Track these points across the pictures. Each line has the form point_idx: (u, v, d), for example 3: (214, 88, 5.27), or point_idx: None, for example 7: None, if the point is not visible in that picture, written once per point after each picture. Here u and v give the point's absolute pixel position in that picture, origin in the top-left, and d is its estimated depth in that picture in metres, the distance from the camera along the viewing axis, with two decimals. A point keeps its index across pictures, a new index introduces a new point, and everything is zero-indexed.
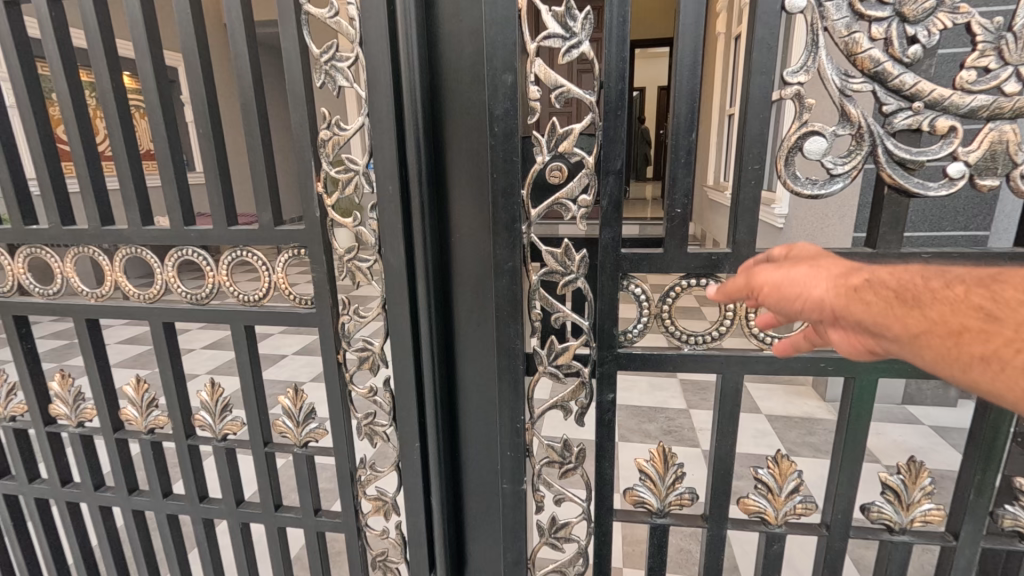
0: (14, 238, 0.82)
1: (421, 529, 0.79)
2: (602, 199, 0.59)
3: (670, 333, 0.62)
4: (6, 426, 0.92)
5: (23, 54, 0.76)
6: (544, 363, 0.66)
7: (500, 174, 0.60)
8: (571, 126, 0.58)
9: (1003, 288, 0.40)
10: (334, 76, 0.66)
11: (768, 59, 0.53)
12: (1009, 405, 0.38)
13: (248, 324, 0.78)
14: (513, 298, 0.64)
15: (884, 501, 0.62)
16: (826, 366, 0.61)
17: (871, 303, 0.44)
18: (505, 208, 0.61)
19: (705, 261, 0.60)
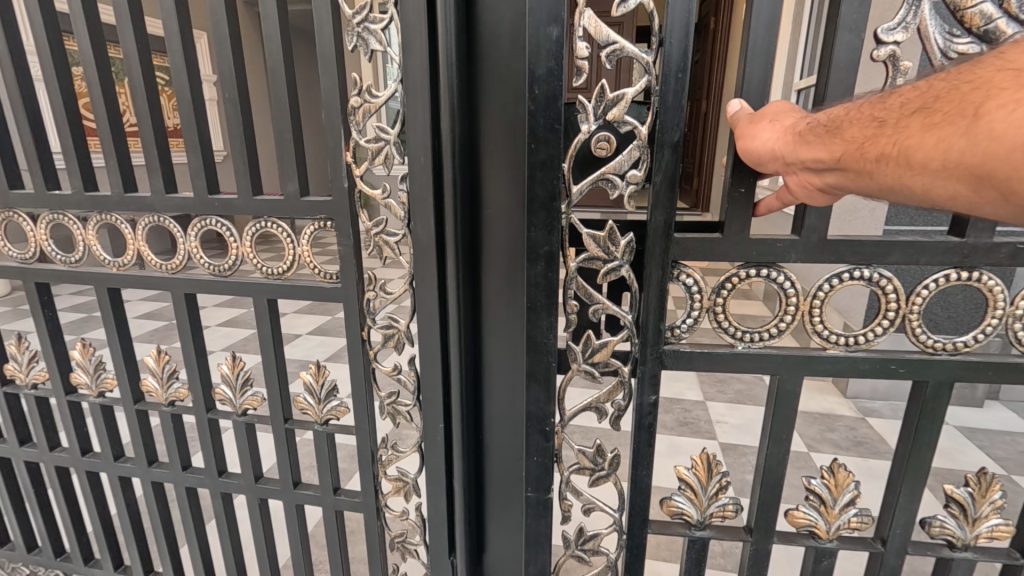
0: (36, 204, 0.80)
1: (442, 512, 0.78)
2: (655, 174, 0.57)
3: (722, 327, 0.61)
4: (28, 394, 0.91)
5: (48, 17, 0.74)
6: (579, 361, 0.64)
7: (541, 145, 0.57)
8: (623, 91, 0.55)
9: (890, 101, 0.46)
10: (367, 39, 0.64)
11: (858, 15, 0.52)
12: (897, 196, 0.45)
13: (272, 297, 0.76)
14: (551, 286, 0.62)
15: (949, 515, 0.65)
16: (899, 368, 0.59)
17: (811, 142, 0.49)
18: (544, 188, 0.59)
19: (767, 248, 0.58)
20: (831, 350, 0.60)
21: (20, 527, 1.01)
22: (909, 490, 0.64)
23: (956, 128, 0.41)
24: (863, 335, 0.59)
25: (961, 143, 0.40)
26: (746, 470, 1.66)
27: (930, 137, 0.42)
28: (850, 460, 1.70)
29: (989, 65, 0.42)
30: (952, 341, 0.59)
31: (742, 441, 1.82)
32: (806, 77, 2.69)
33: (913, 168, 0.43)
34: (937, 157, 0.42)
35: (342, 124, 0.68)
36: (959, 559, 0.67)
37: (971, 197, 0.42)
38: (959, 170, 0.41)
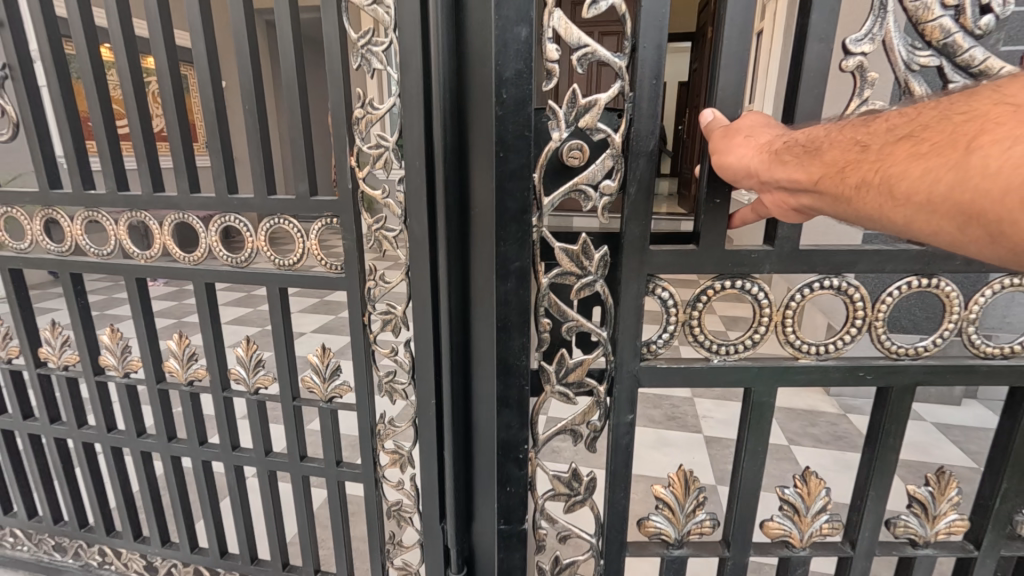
0: (72, 202, 0.89)
1: (434, 482, 0.87)
2: (630, 185, 0.66)
3: (700, 340, 0.71)
4: (60, 375, 1.00)
5: (91, 38, 0.83)
6: (553, 383, 0.74)
7: (513, 153, 0.66)
8: (595, 97, 0.63)
9: (875, 127, 0.52)
10: (370, 59, 0.73)
11: (828, 28, 0.61)
12: (874, 221, 0.51)
13: (283, 285, 0.85)
14: (524, 303, 0.71)
15: (913, 514, 0.78)
16: (867, 375, 0.71)
17: (787, 162, 0.55)
18: (513, 199, 0.67)
19: (743, 259, 0.68)
20: (803, 359, 0.71)
21: (48, 500, 1.11)
22: (875, 492, 0.77)
23: (949, 161, 0.46)
24: (834, 344, 0.70)
25: (950, 177, 0.45)
26: (729, 460, 1.74)
27: (918, 168, 0.47)
28: (829, 453, 1.78)
29: (978, 100, 0.47)
30: (914, 347, 0.70)
31: (726, 434, 1.90)
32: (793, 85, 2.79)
33: (894, 198, 0.48)
34: (923, 190, 0.47)
35: (348, 132, 0.77)
36: (923, 556, 0.81)
37: (952, 232, 0.47)
38: (944, 205, 0.46)
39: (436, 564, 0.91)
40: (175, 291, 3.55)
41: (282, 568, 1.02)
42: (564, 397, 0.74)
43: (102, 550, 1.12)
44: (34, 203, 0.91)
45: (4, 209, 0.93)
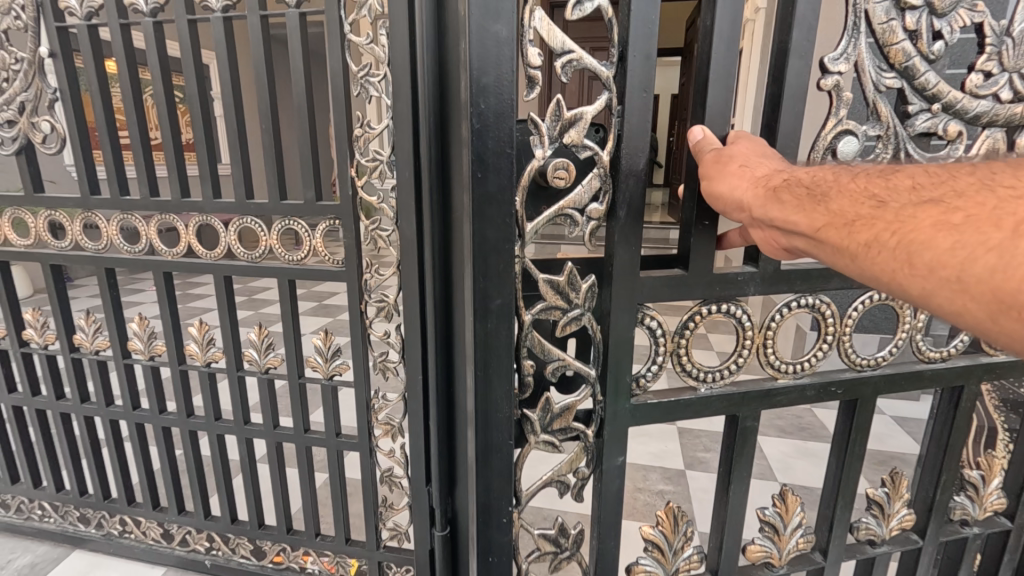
0: (110, 207, 1.02)
1: (421, 449, 1.01)
2: (617, 208, 0.61)
3: (687, 368, 0.68)
4: (92, 358, 1.13)
5: (130, 62, 0.96)
6: (537, 433, 0.67)
7: (490, 173, 0.58)
8: (581, 110, 0.57)
9: (894, 180, 0.47)
10: (367, 87, 0.88)
11: (806, 42, 0.59)
12: (884, 286, 0.46)
13: (292, 278, 0.99)
14: (505, 345, 0.63)
15: (871, 517, 0.82)
16: (837, 390, 0.72)
17: (784, 201, 0.51)
18: (494, 226, 0.59)
19: (730, 281, 0.65)
20: (782, 379, 0.71)
21: (75, 473, 1.23)
22: (845, 503, 0.79)
23: (990, 239, 0.40)
24: (809, 360, 0.70)
25: (989, 259, 0.40)
26: (700, 449, 1.86)
27: (947, 240, 0.42)
28: (791, 442, 1.92)
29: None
30: (875, 357, 0.72)
31: (700, 427, 2.02)
32: None
33: (912, 267, 0.43)
34: (952, 267, 0.41)
35: (349, 147, 0.92)
36: (881, 554, 0.84)
37: (983, 317, 0.41)
38: (976, 288, 0.40)
39: (423, 523, 1.04)
40: (185, 288, 3.73)
41: (286, 532, 1.15)
42: (548, 446, 0.67)
43: (123, 519, 1.24)
44: (75, 207, 1.04)
45: (48, 212, 1.06)
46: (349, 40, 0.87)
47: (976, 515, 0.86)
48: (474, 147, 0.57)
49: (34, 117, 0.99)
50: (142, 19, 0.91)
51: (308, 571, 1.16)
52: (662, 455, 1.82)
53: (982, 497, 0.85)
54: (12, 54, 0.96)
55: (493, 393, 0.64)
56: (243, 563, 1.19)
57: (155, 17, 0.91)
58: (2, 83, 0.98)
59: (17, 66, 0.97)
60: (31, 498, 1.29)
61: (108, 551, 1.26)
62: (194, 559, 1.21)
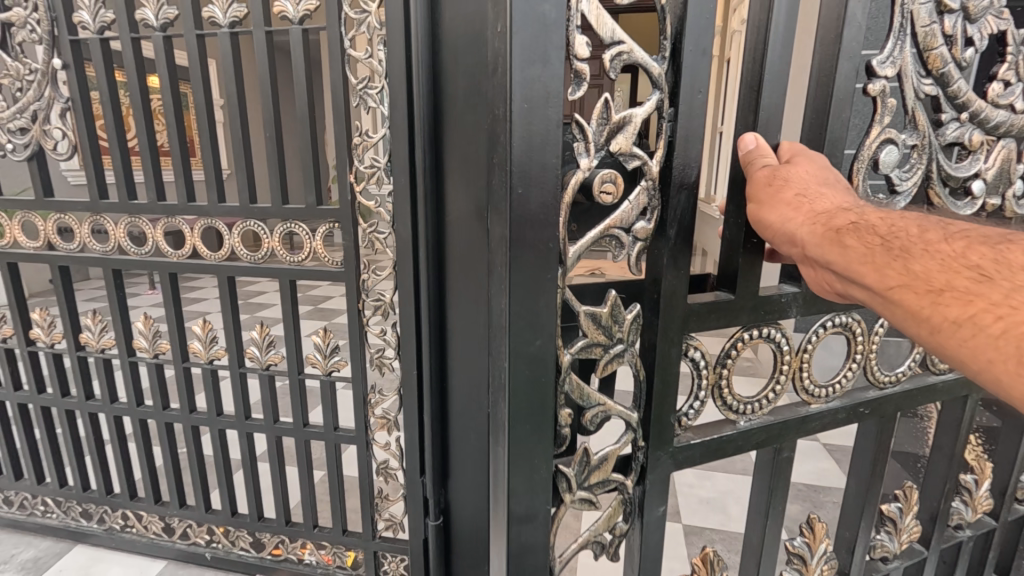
0: (119, 210, 1.07)
1: (416, 441, 1.06)
2: (669, 226, 0.52)
3: (728, 401, 0.61)
4: (98, 356, 1.17)
5: (140, 74, 1.01)
6: (573, 491, 0.55)
7: (532, 189, 0.46)
8: (631, 112, 0.47)
9: (1004, 253, 0.44)
10: (366, 99, 0.93)
11: (856, 41, 0.53)
12: (971, 369, 0.43)
13: (293, 279, 1.04)
14: (545, 393, 0.51)
15: (885, 533, 0.80)
16: (865, 410, 0.68)
17: (852, 247, 0.48)
18: (534, 253, 0.47)
19: (774, 305, 0.60)
20: (814, 405, 0.65)
21: (79, 470, 1.26)
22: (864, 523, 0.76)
23: None
24: (839, 382, 0.65)
25: None
26: None
27: None
28: None
29: None
30: (896, 372, 0.68)
31: None
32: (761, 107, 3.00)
33: (1017, 362, 0.40)
34: None
35: (348, 155, 0.98)
36: (893, 570, 0.81)
37: None
38: None
39: (417, 512, 1.09)
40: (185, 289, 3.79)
41: (285, 524, 1.19)
42: (586, 504, 0.56)
43: (125, 514, 1.28)
44: (84, 211, 1.08)
45: (57, 216, 1.10)
46: (348, 55, 0.92)
47: (970, 519, 0.85)
48: (516, 154, 0.45)
49: (46, 124, 1.04)
50: (152, 32, 0.96)
51: (306, 562, 1.20)
52: None
53: (975, 502, 0.85)
54: (26, 65, 1.01)
55: (530, 453, 0.52)
56: (243, 555, 1.23)
57: (163, 31, 0.96)
58: (16, 92, 1.03)
59: (30, 77, 1.02)
60: (34, 495, 1.32)
61: (111, 545, 1.30)
62: (195, 552, 1.25)
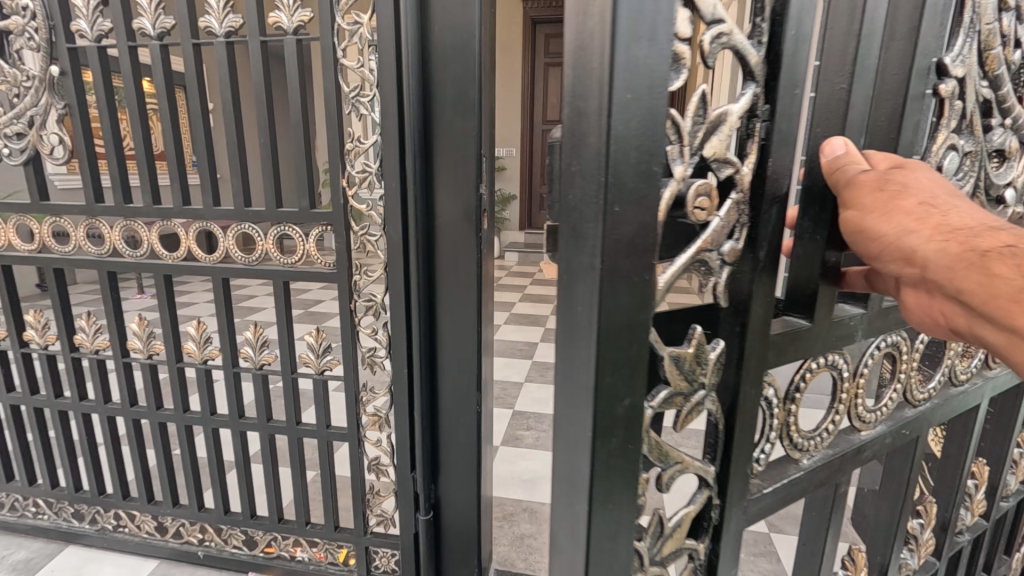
0: (115, 214, 1.09)
1: (407, 438, 1.09)
2: (761, 246, 0.42)
3: (796, 440, 0.53)
4: (92, 357, 1.19)
5: (137, 81, 1.03)
6: (647, 568, 0.45)
7: (630, 208, 0.36)
8: (728, 109, 0.38)
9: None
10: (358, 107, 0.97)
11: (935, 35, 0.45)
12: None
13: (286, 280, 1.07)
14: (627, 458, 0.41)
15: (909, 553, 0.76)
16: (906, 432, 0.63)
17: (994, 275, 0.40)
18: (627, 285, 0.37)
19: (844, 330, 0.52)
20: (866, 432, 0.59)
21: (71, 470, 1.28)
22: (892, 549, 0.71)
23: None
24: (884, 406, 0.60)
25: None
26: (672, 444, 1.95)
27: None
28: None
29: None
30: (929, 390, 0.64)
31: None
32: None
33: None
34: None
35: (341, 159, 1.00)
36: None
37: None
38: None
39: (408, 507, 1.12)
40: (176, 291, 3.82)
41: (278, 522, 1.21)
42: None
43: (117, 514, 1.29)
44: (80, 215, 1.10)
45: (53, 219, 1.12)
46: (342, 65, 0.95)
47: (968, 522, 0.86)
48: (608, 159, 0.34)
49: (43, 130, 1.06)
50: (149, 41, 0.98)
51: (298, 559, 1.23)
52: None
53: (972, 505, 0.85)
54: (24, 72, 1.04)
55: (606, 532, 0.42)
56: (235, 553, 1.25)
57: (160, 40, 0.98)
58: (13, 98, 1.05)
59: (28, 83, 1.04)
60: (25, 496, 1.33)
61: (102, 545, 1.31)
62: (187, 551, 1.27)
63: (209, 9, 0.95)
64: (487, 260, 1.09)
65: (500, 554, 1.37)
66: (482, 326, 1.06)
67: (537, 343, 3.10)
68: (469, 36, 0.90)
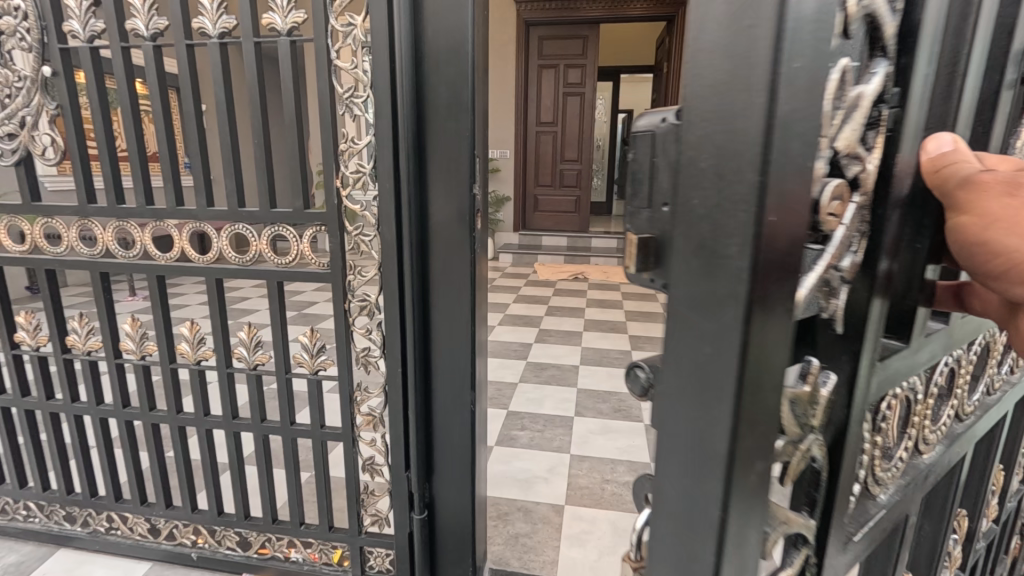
0: (108, 215, 1.09)
1: (402, 438, 1.09)
2: (880, 257, 0.38)
3: (881, 471, 0.51)
4: (84, 359, 1.19)
5: (130, 81, 1.03)
6: None
7: (781, 219, 0.29)
8: (864, 92, 0.32)
9: None
10: (351, 108, 0.97)
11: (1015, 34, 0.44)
12: None
13: (281, 280, 1.07)
14: (753, 515, 0.35)
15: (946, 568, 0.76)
16: (957, 449, 0.63)
17: None
18: (770, 318, 0.31)
19: (928, 351, 0.49)
20: (928, 454, 0.58)
21: (62, 472, 1.27)
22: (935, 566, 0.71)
23: None
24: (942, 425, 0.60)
25: None
26: None
27: None
28: None
29: None
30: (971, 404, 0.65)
31: None
32: None
33: None
34: None
35: (334, 159, 1.00)
36: None
37: None
38: None
39: (403, 507, 1.12)
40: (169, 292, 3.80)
41: (272, 522, 1.21)
42: None
43: (110, 516, 1.28)
44: (72, 215, 1.10)
45: (45, 220, 1.12)
46: (336, 65, 0.96)
47: (985, 527, 0.87)
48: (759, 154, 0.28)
49: (35, 130, 1.05)
50: (142, 42, 0.98)
51: (293, 560, 1.23)
52: (630, 449, 1.92)
53: (989, 512, 0.86)
54: (14, 72, 1.03)
55: None
56: (229, 555, 1.25)
57: (154, 41, 0.98)
58: (3, 98, 1.04)
59: (19, 83, 1.03)
60: (16, 499, 1.32)
61: (94, 548, 1.30)
62: (180, 553, 1.26)
63: (202, 10, 0.95)
64: (481, 260, 1.10)
65: (495, 554, 1.38)
66: (476, 328, 1.06)
67: (530, 343, 3.11)
68: (462, 38, 0.92)
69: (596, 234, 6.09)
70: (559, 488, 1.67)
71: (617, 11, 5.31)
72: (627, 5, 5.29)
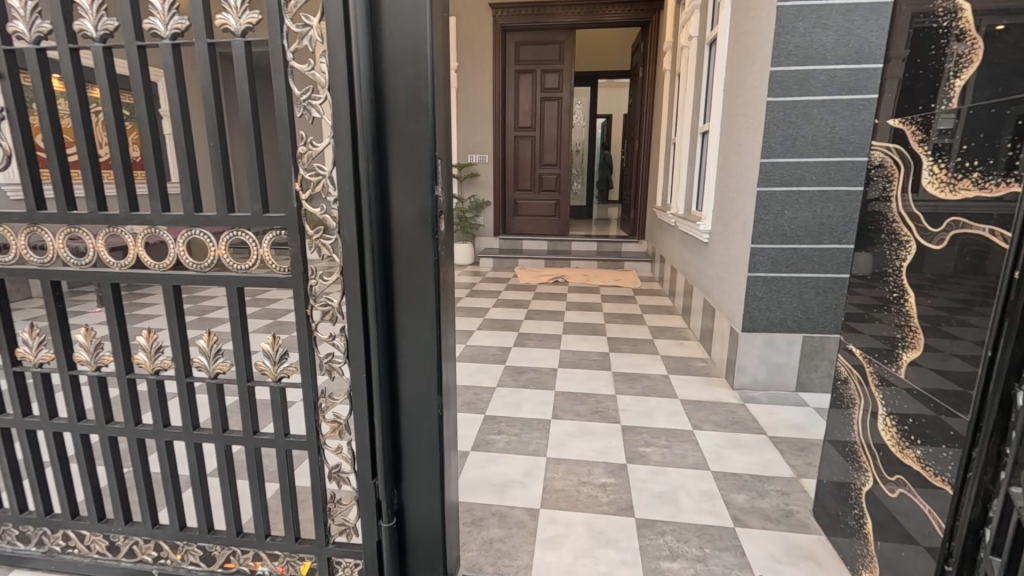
0: (58, 221, 1.05)
1: (367, 444, 1.07)
2: None
3: None
4: (36, 371, 1.14)
5: (79, 83, 1.00)
6: None
7: None
8: None
9: None
10: (310, 111, 0.95)
11: None
12: None
13: (240, 286, 1.04)
14: None
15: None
16: None
17: None
18: None
19: None
20: None
21: (14, 489, 1.22)
22: None
23: None
24: None
25: None
26: (642, 444, 1.97)
27: None
28: (725, 433, 2.06)
29: None
30: None
31: (642, 425, 2.14)
32: (707, 120, 3.17)
33: None
34: None
35: (293, 163, 0.98)
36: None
37: None
38: None
39: (370, 515, 1.10)
40: (137, 302, 3.69)
41: (236, 535, 1.18)
42: None
43: (66, 535, 1.24)
44: (21, 222, 1.07)
45: None
46: (292, 68, 0.94)
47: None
48: None
49: None
50: (91, 43, 0.96)
51: (258, 573, 1.19)
52: (606, 451, 1.92)
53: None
54: None
55: None
56: (192, 570, 1.21)
57: (103, 42, 0.95)
58: None
59: None
60: None
61: (49, 568, 1.25)
62: (140, 570, 1.22)
63: (153, 11, 0.93)
64: (446, 264, 1.09)
65: (468, 560, 1.36)
66: (442, 333, 1.06)
67: (509, 347, 3.11)
68: (420, 41, 0.91)
69: (576, 238, 6.11)
70: (535, 492, 1.66)
71: (592, 17, 5.38)
72: (602, 11, 5.36)
